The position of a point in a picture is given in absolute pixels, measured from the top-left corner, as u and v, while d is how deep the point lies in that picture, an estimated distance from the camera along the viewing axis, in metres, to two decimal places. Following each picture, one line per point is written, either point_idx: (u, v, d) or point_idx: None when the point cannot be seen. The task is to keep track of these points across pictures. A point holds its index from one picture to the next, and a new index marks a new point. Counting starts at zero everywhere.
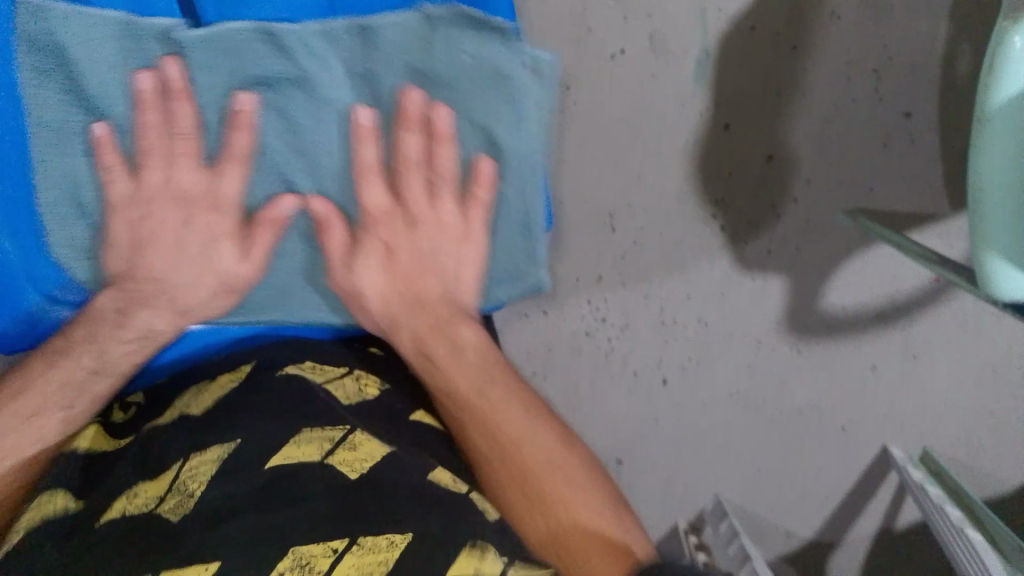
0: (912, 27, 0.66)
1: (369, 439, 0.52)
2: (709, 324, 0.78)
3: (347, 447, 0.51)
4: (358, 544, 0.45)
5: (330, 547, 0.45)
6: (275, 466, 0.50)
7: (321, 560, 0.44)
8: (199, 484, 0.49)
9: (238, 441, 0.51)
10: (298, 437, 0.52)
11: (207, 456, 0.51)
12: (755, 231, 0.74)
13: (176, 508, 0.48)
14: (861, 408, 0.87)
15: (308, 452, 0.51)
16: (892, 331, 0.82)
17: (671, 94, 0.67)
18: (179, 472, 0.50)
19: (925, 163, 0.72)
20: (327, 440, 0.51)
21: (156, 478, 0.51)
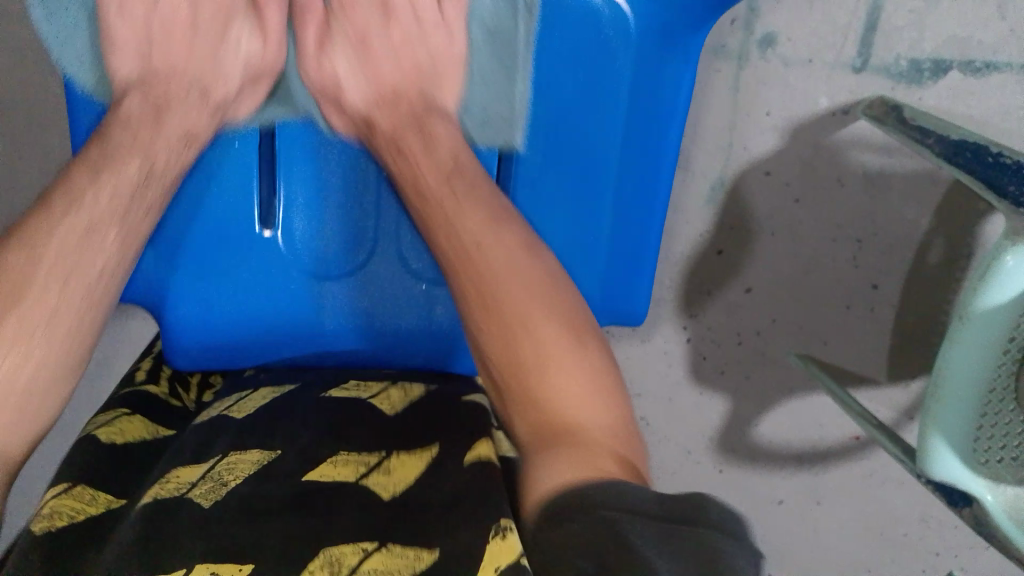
0: (900, 211, 0.73)
1: (404, 463, 0.49)
2: (650, 423, 0.83)
3: (382, 471, 0.48)
4: (387, 547, 0.42)
5: (359, 546, 0.42)
6: (312, 479, 0.47)
7: (351, 557, 0.41)
8: (239, 473, 0.47)
9: (278, 451, 0.50)
10: (335, 457, 0.49)
11: (244, 456, 0.49)
12: (715, 350, 0.79)
13: (210, 495, 0.45)
14: (757, 536, 0.92)
15: (343, 472, 0.48)
16: (804, 473, 0.88)
17: (678, 205, 0.72)
18: (214, 467, 0.48)
19: (877, 330, 0.78)
20: (363, 464, 0.49)
21: (188, 465, 0.48)
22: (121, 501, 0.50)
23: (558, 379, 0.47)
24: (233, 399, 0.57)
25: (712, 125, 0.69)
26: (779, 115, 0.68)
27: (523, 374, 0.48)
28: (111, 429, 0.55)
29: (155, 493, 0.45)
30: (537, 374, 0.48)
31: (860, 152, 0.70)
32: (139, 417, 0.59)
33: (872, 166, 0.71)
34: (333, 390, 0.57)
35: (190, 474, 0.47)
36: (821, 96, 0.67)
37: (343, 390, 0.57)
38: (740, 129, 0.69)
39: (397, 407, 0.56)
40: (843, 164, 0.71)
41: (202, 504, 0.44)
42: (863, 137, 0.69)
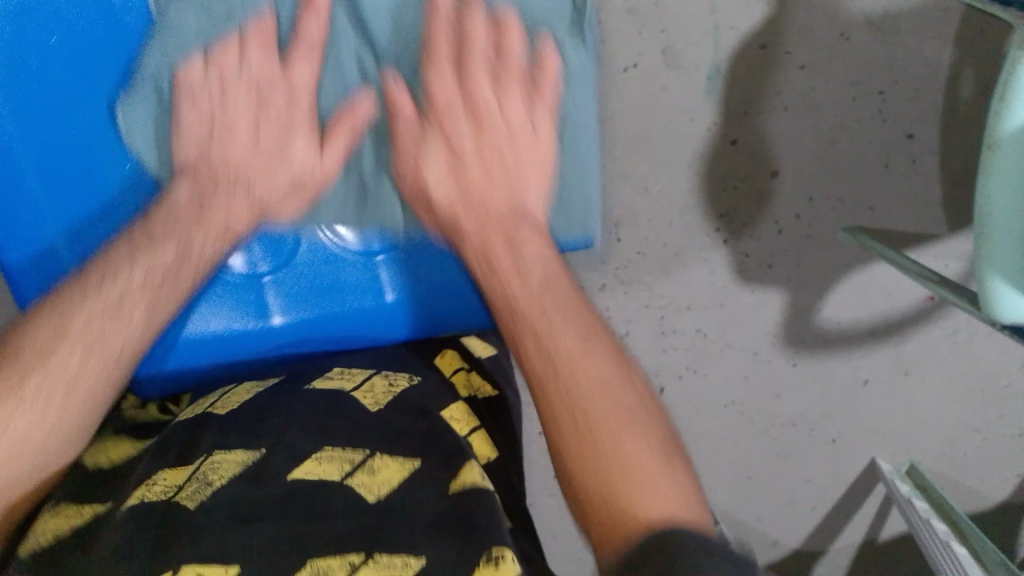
0: (920, 50, 0.67)
1: (388, 463, 0.47)
2: (708, 333, 0.79)
3: (367, 471, 0.46)
4: (374, 558, 0.40)
5: (347, 561, 0.40)
6: (298, 480, 0.45)
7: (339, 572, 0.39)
8: (224, 475, 0.45)
9: (263, 451, 0.47)
10: (318, 453, 0.47)
11: (229, 455, 0.47)
12: (758, 245, 0.75)
13: (195, 498, 0.43)
14: (850, 422, 0.88)
15: (329, 470, 0.46)
16: (884, 348, 0.84)
17: (681, 105, 0.68)
18: (200, 468, 0.46)
19: (924, 183, 0.73)
20: (348, 460, 0.46)
21: (177, 467, 0.46)
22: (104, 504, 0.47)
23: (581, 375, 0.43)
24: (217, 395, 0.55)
25: (693, 13, 0.64)
26: None
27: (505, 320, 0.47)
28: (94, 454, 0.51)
29: (140, 499, 0.44)
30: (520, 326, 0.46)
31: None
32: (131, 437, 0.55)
33: (876, 11, 0.66)
34: (315, 381, 0.54)
35: (176, 478, 0.46)
36: None
37: (327, 380, 0.54)
38: (722, 8, 0.65)
39: (381, 401, 0.53)
40: (844, 18, 0.66)
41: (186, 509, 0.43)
42: None
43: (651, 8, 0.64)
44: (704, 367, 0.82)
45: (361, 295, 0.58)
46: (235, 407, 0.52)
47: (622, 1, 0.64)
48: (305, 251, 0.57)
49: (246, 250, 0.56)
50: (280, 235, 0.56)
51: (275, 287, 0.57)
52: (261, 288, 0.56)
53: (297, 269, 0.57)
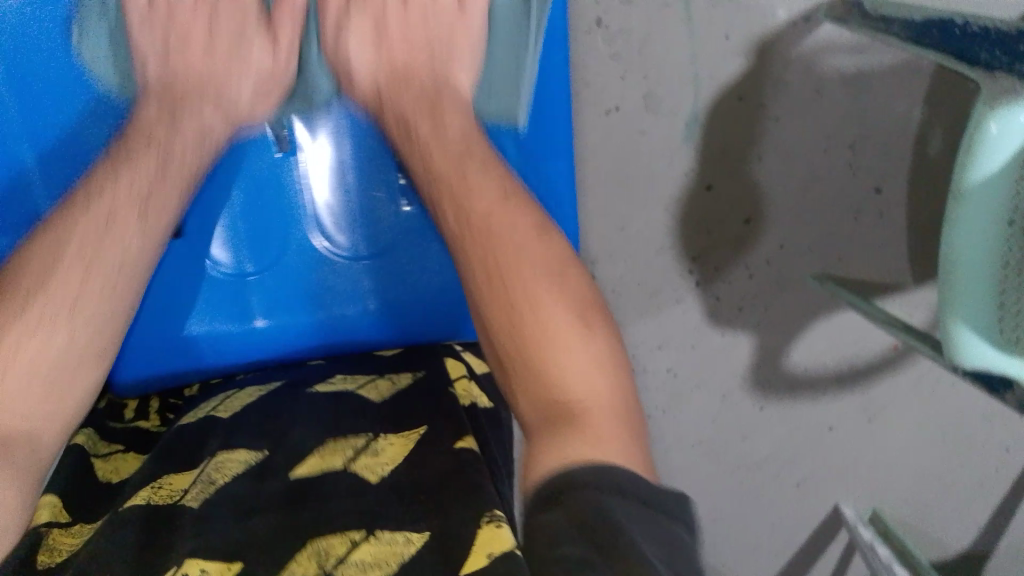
0: (891, 107, 0.70)
1: (392, 444, 0.51)
2: (679, 374, 0.81)
3: (369, 454, 0.50)
4: (375, 535, 0.43)
5: (348, 537, 0.44)
6: (302, 475, 0.49)
7: (339, 548, 0.43)
8: (227, 474, 0.48)
9: (266, 452, 0.51)
10: (321, 447, 0.51)
11: (231, 456, 0.50)
12: (729, 288, 0.77)
13: (198, 496, 0.47)
14: (815, 467, 0.90)
15: (331, 459, 0.50)
16: (851, 394, 0.85)
17: (660, 150, 0.70)
18: (203, 470, 0.49)
19: (891, 234, 0.76)
20: (351, 448, 0.50)
21: (182, 473, 0.50)
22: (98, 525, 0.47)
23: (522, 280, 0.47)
24: (219, 399, 0.58)
25: (673, 60, 0.67)
26: (739, 35, 0.67)
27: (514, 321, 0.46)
28: (103, 469, 0.54)
29: (147, 499, 0.47)
30: (544, 356, 0.45)
31: (834, 56, 0.68)
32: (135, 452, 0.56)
33: (849, 68, 0.68)
34: (319, 387, 0.58)
35: (181, 482, 0.49)
36: (778, 7, 0.66)
37: (329, 384, 0.58)
38: (702, 57, 0.67)
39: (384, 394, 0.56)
40: (819, 73, 0.68)
41: (189, 507, 0.46)
42: (832, 41, 0.67)
43: (635, 54, 0.66)
44: (674, 406, 0.83)
45: (346, 302, 0.63)
46: (239, 410, 0.55)
47: (607, 47, 0.66)
48: (295, 254, 0.62)
49: (233, 250, 0.61)
50: (271, 239, 0.61)
51: (259, 291, 0.62)
52: (245, 287, 0.62)
53: (285, 270, 0.62)
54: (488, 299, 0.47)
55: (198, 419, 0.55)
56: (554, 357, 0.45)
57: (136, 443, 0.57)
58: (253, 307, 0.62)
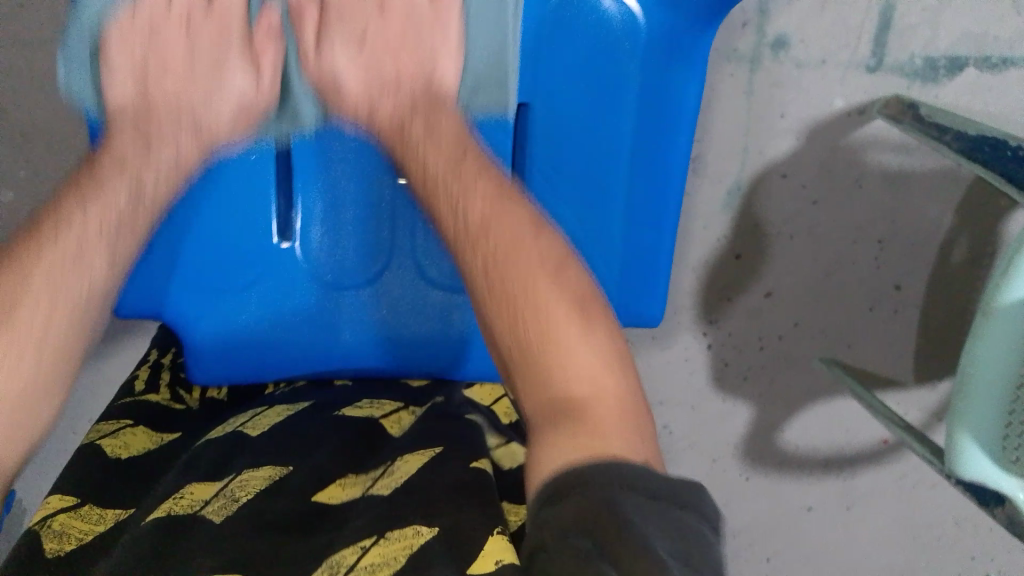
0: (923, 212, 0.71)
1: (406, 461, 0.53)
2: (674, 432, 0.83)
3: (385, 477, 0.52)
4: (385, 536, 0.44)
5: (359, 545, 0.44)
6: (320, 501, 0.51)
7: (350, 556, 0.43)
8: (251, 491, 0.50)
9: (290, 468, 0.53)
10: (342, 479, 0.53)
11: (257, 474, 0.52)
12: (738, 356, 0.78)
13: (221, 512, 0.48)
14: (786, 545, 0.91)
15: (350, 490, 0.52)
16: (833, 480, 0.87)
17: (695, 213, 0.72)
18: (228, 485, 0.51)
19: (901, 331, 0.77)
20: (368, 478, 0.53)
21: (204, 483, 0.52)
22: (127, 512, 0.52)
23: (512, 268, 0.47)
24: (248, 415, 0.61)
25: (727, 130, 0.69)
26: (795, 117, 0.68)
27: (512, 300, 0.46)
28: (113, 444, 0.57)
29: (167, 511, 0.48)
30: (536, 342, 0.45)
31: (881, 152, 0.69)
32: (145, 427, 0.61)
33: (892, 165, 0.70)
34: (347, 408, 0.62)
35: (203, 492, 0.51)
36: (836, 96, 0.67)
37: (356, 408, 0.62)
38: (756, 132, 0.69)
39: (402, 427, 0.60)
40: (862, 166, 0.70)
41: (211, 521, 0.47)
42: (882, 136, 0.69)
43: None
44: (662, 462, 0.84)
45: (420, 327, 0.64)
46: (266, 429, 0.58)
47: None
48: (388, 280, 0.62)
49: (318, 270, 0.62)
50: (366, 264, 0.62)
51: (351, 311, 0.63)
52: (336, 307, 0.62)
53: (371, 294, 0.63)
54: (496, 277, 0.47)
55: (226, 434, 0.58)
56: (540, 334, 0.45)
57: (143, 416, 0.62)
58: (343, 329, 0.63)
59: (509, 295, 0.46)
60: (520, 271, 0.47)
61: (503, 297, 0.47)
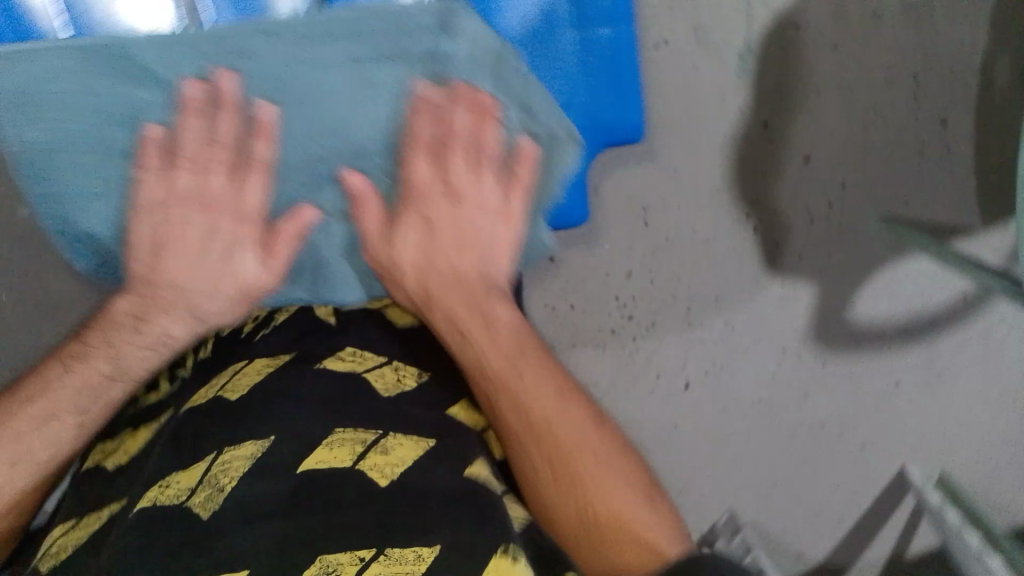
0: (954, 38, 0.67)
1: (402, 444, 0.43)
2: (735, 329, 0.77)
3: (378, 450, 0.43)
4: (386, 552, 0.37)
5: (356, 555, 0.37)
6: (309, 471, 0.41)
7: (351, 567, 0.36)
8: (233, 477, 0.41)
9: (274, 439, 0.43)
10: (328, 437, 0.43)
11: (238, 452, 0.42)
12: (788, 234, 0.73)
13: (208, 505, 0.40)
14: (879, 428, 0.86)
15: (339, 455, 0.42)
16: (915, 349, 0.81)
17: (710, 89, 0.67)
18: (210, 468, 0.42)
19: (957, 172, 0.72)
20: (360, 442, 0.43)
21: (189, 467, 0.43)
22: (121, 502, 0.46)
23: (530, 380, 0.48)
24: (228, 376, 0.49)
25: None
26: None
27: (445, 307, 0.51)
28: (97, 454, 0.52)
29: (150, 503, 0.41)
30: (462, 337, 0.50)
31: None
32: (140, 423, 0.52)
33: None
34: (326, 361, 0.49)
35: (191, 479, 0.42)
36: None
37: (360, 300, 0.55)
38: None
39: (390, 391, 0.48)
40: None
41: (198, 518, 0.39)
42: None
43: None
44: (729, 364, 0.79)
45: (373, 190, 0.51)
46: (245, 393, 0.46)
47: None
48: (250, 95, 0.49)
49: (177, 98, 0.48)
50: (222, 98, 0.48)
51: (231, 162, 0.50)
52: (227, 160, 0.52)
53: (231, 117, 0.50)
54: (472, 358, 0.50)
55: (205, 400, 0.47)
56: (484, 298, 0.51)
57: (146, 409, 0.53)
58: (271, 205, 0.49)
59: (470, 295, 0.51)
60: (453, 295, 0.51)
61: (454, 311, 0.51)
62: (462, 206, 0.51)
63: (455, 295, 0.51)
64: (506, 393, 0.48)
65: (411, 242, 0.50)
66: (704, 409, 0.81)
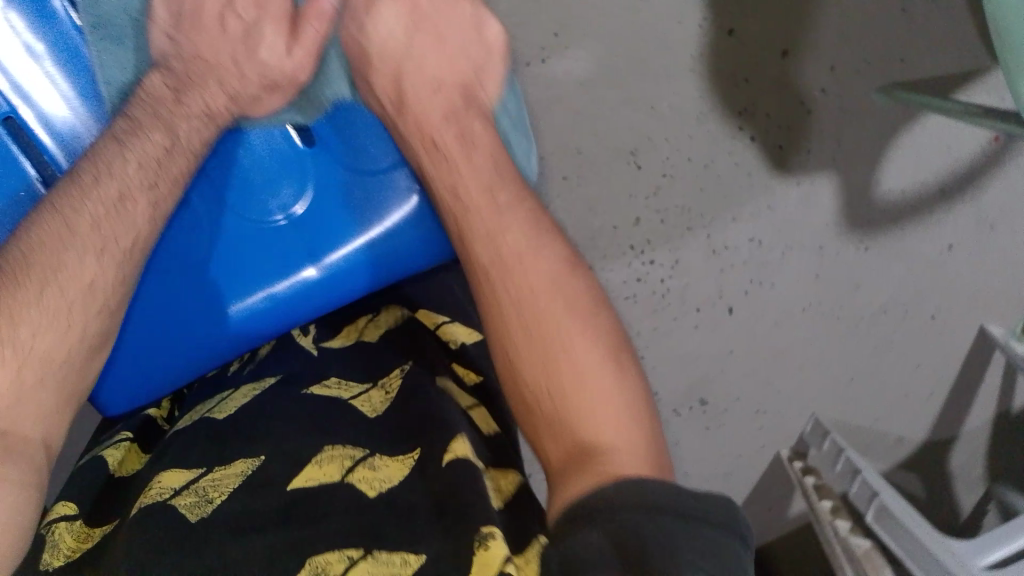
0: None
1: (389, 464, 0.44)
2: (763, 241, 0.74)
3: (367, 467, 0.43)
4: (373, 553, 0.37)
5: (345, 555, 0.37)
6: (297, 487, 0.42)
7: (337, 565, 0.37)
8: (224, 488, 0.42)
9: (264, 456, 0.44)
10: (319, 454, 0.43)
11: (230, 469, 0.43)
12: (789, 133, 0.70)
13: (196, 509, 0.40)
14: (945, 294, 0.82)
15: (329, 471, 0.43)
16: (960, 207, 0.77)
17: (664, 12, 0.64)
18: (200, 479, 0.43)
19: (950, 17, 0.67)
20: (349, 457, 0.43)
21: (174, 470, 0.43)
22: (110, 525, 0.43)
23: (573, 341, 0.44)
24: (215, 400, 0.51)
25: None
26: None
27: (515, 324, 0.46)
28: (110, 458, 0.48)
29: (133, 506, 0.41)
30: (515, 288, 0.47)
31: None
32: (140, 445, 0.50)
33: None
34: (315, 388, 0.50)
35: (175, 480, 0.42)
36: None
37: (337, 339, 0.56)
38: None
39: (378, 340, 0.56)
40: None
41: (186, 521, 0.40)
42: None
43: None
44: (770, 276, 0.76)
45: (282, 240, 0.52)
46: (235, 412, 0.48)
47: None
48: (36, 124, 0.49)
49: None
50: None
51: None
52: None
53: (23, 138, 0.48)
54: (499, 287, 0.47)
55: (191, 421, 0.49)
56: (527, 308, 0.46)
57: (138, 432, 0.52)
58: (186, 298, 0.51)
59: (530, 332, 0.45)
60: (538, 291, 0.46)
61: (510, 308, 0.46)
62: (433, 20, 0.54)
63: (434, 103, 0.53)
64: (531, 353, 0.44)
65: (390, 22, 0.53)
66: (758, 326, 0.79)
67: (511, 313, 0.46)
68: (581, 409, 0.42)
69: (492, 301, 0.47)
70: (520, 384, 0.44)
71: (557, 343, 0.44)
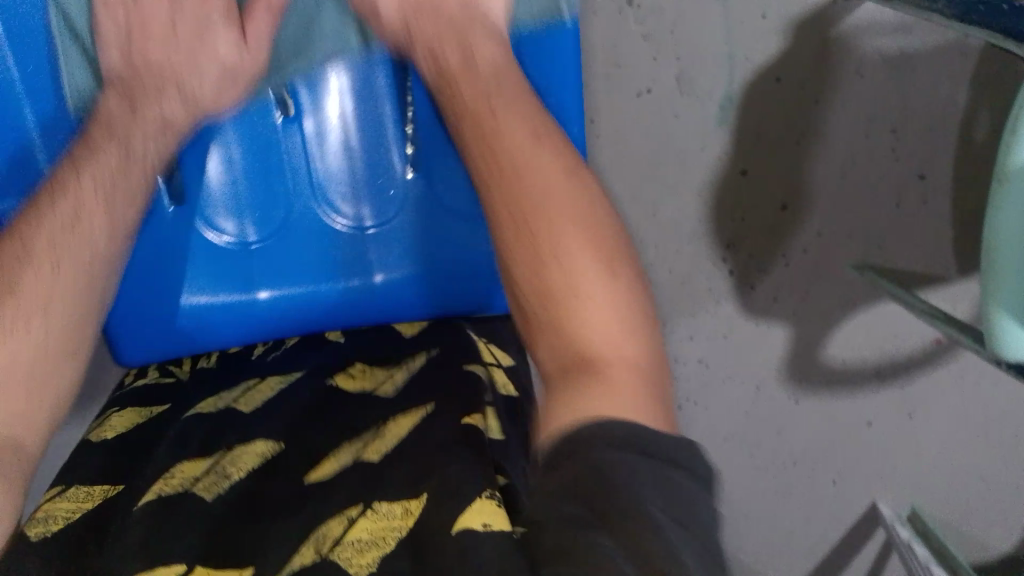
0: (934, 91, 0.66)
1: (400, 424, 0.48)
2: (710, 365, 0.79)
3: (379, 437, 0.48)
4: (372, 509, 0.42)
5: (345, 515, 0.42)
6: (317, 479, 0.46)
7: (337, 528, 0.42)
8: (243, 468, 0.47)
9: (284, 443, 0.49)
10: (335, 452, 0.48)
11: (249, 448, 0.48)
12: (764, 277, 0.75)
13: (211, 487, 0.45)
14: (852, 462, 0.87)
15: (343, 459, 0.47)
16: (889, 389, 0.82)
17: (692, 135, 0.68)
18: (217, 461, 0.47)
19: (935, 223, 0.72)
20: (361, 444, 0.48)
21: (193, 459, 0.47)
22: (116, 488, 0.47)
23: (594, 310, 0.39)
24: (240, 387, 0.54)
25: (707, 42, 0.64)
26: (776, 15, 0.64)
27: (553, 304, 0.40)
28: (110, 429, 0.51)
29: (157, 493, 0.44)
30: (550, 251, 0.41)
31: (879, 36, 0.65)
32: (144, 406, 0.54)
33: (892, 49, 0.65)
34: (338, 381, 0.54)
35: (195, 469, 0.47)
36: None
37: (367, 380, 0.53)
38: (740, 37, 0.64)
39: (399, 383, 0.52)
40: (860, 54, 0.66)
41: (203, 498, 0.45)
42: (876, 20, 0.64)
43: (667, 35, 0.64)
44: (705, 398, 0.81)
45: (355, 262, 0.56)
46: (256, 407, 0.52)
47: (638, 25, 0.63)
48: None
49: None
50: None
51: None
52: None
53: None
54: (528, 262, 0.41)
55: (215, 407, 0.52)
56: (552, 257, 0.41)
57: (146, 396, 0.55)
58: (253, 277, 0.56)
59: (560, 292, 0.40)
60: (562, 241, 0.41)
61: (541, 264, 0.41)
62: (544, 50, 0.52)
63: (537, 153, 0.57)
64: (545, 270, 0.40)
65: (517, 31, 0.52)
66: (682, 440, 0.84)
67: (530, 255, 0.41)
68: (596, 330, 0.39)
69: (529, 239, 0.41)
70: (527, 279, 0.41)
71: (579, 298, 0.39)
